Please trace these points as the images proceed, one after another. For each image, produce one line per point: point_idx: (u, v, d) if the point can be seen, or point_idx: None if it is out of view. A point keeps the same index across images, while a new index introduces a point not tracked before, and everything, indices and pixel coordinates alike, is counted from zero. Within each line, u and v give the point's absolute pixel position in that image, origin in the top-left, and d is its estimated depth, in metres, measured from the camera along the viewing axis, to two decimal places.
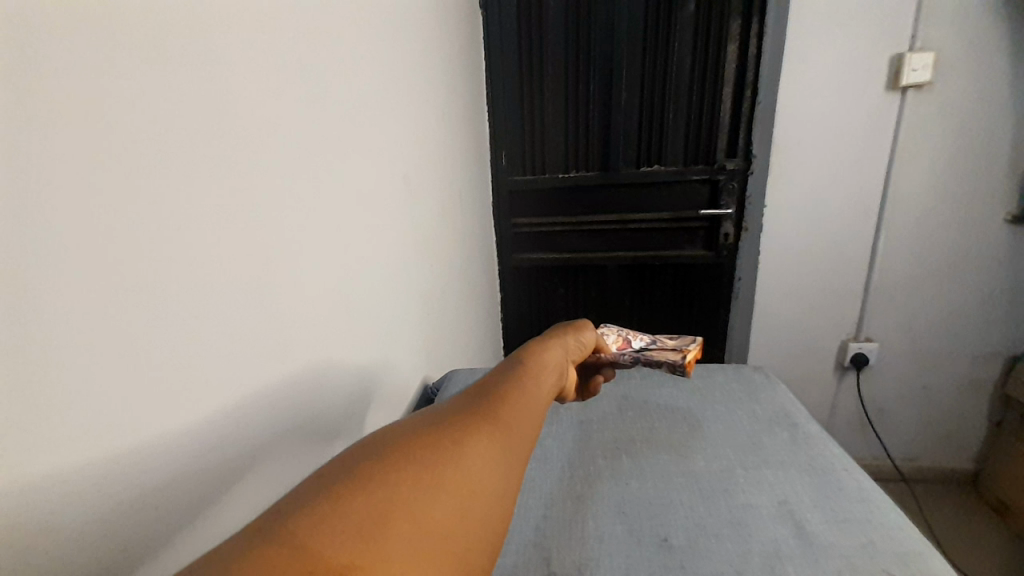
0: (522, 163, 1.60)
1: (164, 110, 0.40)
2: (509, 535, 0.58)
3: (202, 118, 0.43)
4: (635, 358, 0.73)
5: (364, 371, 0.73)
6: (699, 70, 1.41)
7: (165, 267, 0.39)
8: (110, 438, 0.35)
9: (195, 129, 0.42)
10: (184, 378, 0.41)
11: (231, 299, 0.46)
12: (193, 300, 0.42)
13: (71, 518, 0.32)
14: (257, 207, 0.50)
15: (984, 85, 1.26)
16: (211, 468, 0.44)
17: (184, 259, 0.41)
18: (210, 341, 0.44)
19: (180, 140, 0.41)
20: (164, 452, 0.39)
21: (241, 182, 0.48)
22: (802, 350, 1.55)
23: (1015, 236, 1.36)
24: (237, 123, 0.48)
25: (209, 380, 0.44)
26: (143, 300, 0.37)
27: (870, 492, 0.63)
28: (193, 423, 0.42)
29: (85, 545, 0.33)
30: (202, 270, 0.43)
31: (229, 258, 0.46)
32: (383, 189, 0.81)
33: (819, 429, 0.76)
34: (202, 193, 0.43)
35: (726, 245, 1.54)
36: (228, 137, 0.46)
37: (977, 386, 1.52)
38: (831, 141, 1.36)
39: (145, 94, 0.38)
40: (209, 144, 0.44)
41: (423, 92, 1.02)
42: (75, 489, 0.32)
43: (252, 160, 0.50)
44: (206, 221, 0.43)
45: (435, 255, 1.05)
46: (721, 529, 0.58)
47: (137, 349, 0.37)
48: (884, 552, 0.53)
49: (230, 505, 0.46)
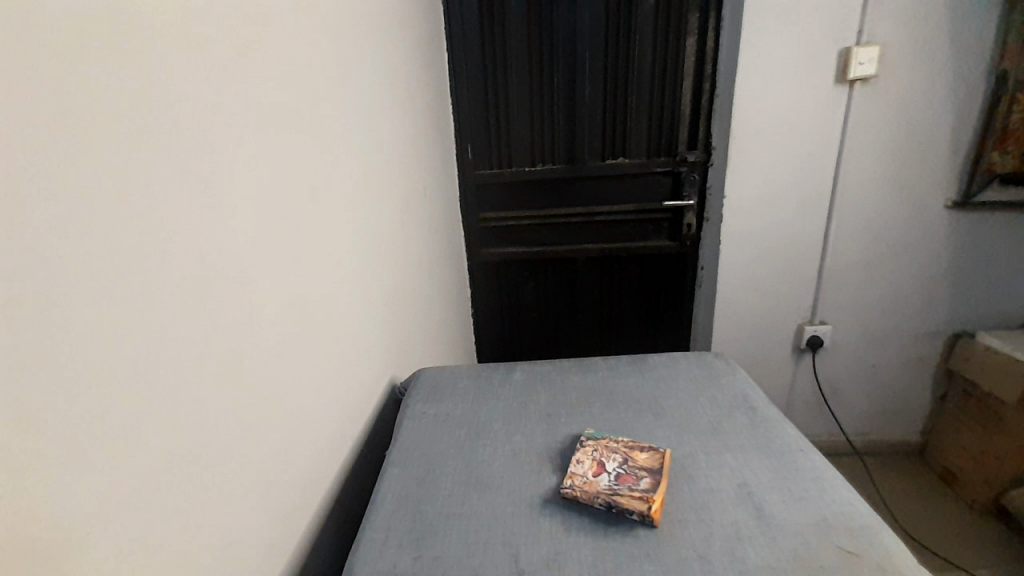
0: (488, 156, 1.58)
1: (118, 120, 0.35)
2: (480, 534, 0.58)
3: (160, 126, 0.39)
4: (611, 500, 0.60)
5: (332, 374, 0.71)
6: (661, 63, 1.44)
7: (121, 295, 0.35)
8: (101, 457, 0.34)
9: (149, 137, 0.38)
10: (147, 411, 0.37)
11: (192, 318, 0.42)
12: (151, 329, 0.38)
13: (71, 540, 0.31)
14: (221, 215, 0.46)
15: (925, 79, 1.32)
16: (199, 478, 0.43)
17: (144, 284, 0.37)
18: (173, 366, 0.40)
19: (137, 153, 0.37)
20: (129, 498, 0.36)
21: (203, 192, 0.44)
22: (764, 335, 1.61)
23: (954, 221, 1.44)
24: (197, 126, 0.43)
25: (171, 409, 0.40)
26: (131, 308, 0.36)
27: (823, 469, 0.66)
28: (155, 462, 0.38)
29: (90, 561, 0.33)
30: (161, 293, 0.39)
31: (187, 274, 0.42)
32: (343, 182, 0.77)
33: (775, 411, 0.79)
34: (172, 205, 0.40)
35: (689, 235, 1.62)
36: (186, 139, 0.42)
37: (922, 363, 1.61)
38: (788, 132, 1.39)
39: (97, 102, 0.34)
40: (167, 154, 0.40)
41: (384, 84, 0.98)
42: (72, 510, 0.31)
43: (215, 166, 0.46)
44: (178, 234, 0.41)
45: (399, 252, 1.02)
46: (684, 514, 0.59)
47: (132, 363, 0.36)
48: (835, 528, 0.56)
49: (204, 539, 0.44)
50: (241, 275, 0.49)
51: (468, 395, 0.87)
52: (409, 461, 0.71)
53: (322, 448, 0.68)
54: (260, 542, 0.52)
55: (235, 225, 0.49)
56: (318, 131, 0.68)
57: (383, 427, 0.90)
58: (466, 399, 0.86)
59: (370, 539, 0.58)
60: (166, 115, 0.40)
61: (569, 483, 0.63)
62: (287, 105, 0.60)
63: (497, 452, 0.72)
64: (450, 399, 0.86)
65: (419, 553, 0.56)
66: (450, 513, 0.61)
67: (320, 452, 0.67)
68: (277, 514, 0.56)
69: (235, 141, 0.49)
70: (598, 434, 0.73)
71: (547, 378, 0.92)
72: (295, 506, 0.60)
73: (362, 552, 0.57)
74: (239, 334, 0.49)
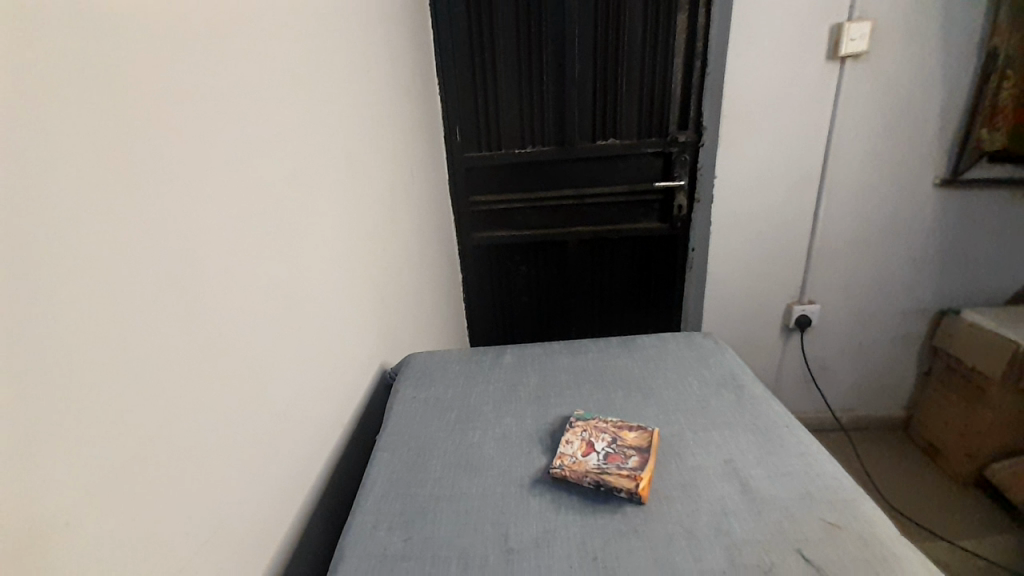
0: (477, 138, 1.55)
1: (77, 98, 0.33)
2: (472, 514, 0.59)
3: (125, 104, 0.37)
4: (600, 479, 0.61)
5: (321, 361, 0.70)
6: (651, 40, 1.41)
7: (92, 282, 0.34)
8: (91, 446, 0.34)
9: (114, 115, 0.36)
10: (127, 401, 0.36)
11: (172, 305, 0.41)
12: (127, 317, 0.37)
13: (65, 529, 0.32)
14: (199, 198, 0.45)
15: (916, 55, 1.31)
16: (191, 468, 0.43)
17: (117, 271, 0.36)
18: (153, 354, 0.39)
19: (100, 132, 0.35)
20: (120, 486, 0.36)
21: (177, 174, 0.42)
22: (754, 316, 1.62)
23: (943, 199, 1.45)
24: (166, 104, 0.41)
25: (152, 398, 0.39)
26: (112, 297, 0.35)
27: (809, 445, 0.67)
28: (139, 452, 0.37)
29: (85, 551, 0.33)
30: (136, 279, 0.38)
31: (163, 260, 0.40)
32: (329, 162, 0.74)
33: (762, 389, 0.80)
34: (151, 190, 0.39)
35: (680, 217, 1.60)
36: (155, 118, 0.40)
37: (908, 340, 1.64)
38: (779, 110, 1.38)
39: (55, 79, 0.32)
40: (135, 134, 0.38)
41: (367, 60, 0.94)
42: (66, 499, 0.32)
43: (189, 147, 0.44)
44: (158, 220, 0.40)
45: (387, 235, 1.00)
46: (672, 491, 0.60)
47: (119, 353, 0.36)
48: (820, 501, 0.57)
49: (194, 527, 0.43)
50: (222, 259, 0.48)
51: (459, 379, 0.87)
52: (399, 445, 0.71)
53: (314, 434, 0.68)
54: (252, 526, 0.53)
55: (214, 207, 0.47)
56: (301, 109, 0.66)
57: (374, 412, 0.90)
58: (456, 383, 0.86)
59: (360, 523, 0.58)
60: (130, 92, 0.38)
61: (559, 463, 0.64)
62: (265, 82, 0.57)
63: (487, 435, 0.73)
64: (440, 383, 0.86)
65: (409, 535, 0.57)
66: (440, 496, 0.62)
67: (310, 437, 0.67)
68: (268, 499, 0.56)
69: (211, 120, 0.47)
70: (587, 415, 0.74)
71: (538, 361, 0.92)
72: (284, 491, 0.60)
73: (353, 535, 0.57)
74: (225, 321, 0.48)
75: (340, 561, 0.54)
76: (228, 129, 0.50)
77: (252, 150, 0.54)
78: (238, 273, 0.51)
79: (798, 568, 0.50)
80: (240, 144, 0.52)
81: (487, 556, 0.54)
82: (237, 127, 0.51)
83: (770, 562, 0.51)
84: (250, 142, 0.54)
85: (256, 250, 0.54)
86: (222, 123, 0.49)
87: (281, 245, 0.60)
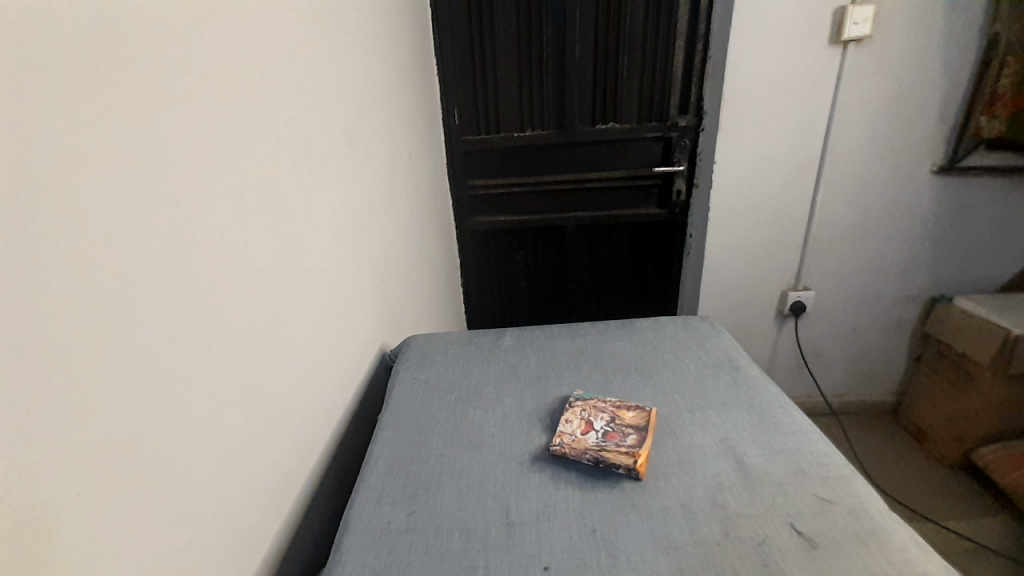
0: (477, 120, 1.54)
1: (73, 73, 0.33)
2: (472, 489, 0.60)
3: (125, 87, 0.37)
4: (599, 455, 0.62)
5: (321, 343, 0.70)
6: (653, 22, 1.39)
7: (94, 257, 0.34)
8: (109, 423, 0.35)
9: (110, 91, 0.36)
10: (134, 380, 0.37)
11: (170, 279, 0.41)
12: (131, 296, 0.37)
13: (82, 503, 0.33)
14: (196, 171, 0.45)
15: (919, 39, 1.30)
16: (198, 446, 0.44)
17: (121, 254, 0.36)
18: (151, 327, 0.39)
19: (92, 105, 0.34)
20: (134, 462, 0.37)
21: (175, 151, 0.42)
22: (749, 302, 1.63)
23: (940, 187, 1.46)
24: (162, 84, 0.41)
25: (158, 378, 0.40)
26: (123, 284, 0.36)
27: (802, 425, 0.68)
28: (146, 431, 0.38)
29: (98, 524, 0.34)
30: (139, 260, 0.38)
31: (161, 234, 0.40)
32: (323, 140, 0.72)
33: (756, 369, 0.81)
34: (156, 176, 0.40)
35: (679, 202, 1.61)
36: (148, 90, 0.39)
37: (901, 326, 1.66)
38: (779, 96, 1.37)
39: (44, 49, 0.31)
40: (129, 111, 0.37)
41: (360, 30, 0.90)
42: (83, 475, 0.33)
43: (185, 123, 0.43)
44: (164, 204, 0.41)
45: (384, 217, 0.99)
46: (669, 468, 0.62)
47: (129, 335, 0.37)
48: (813, 478, 0.59)
49: (200, 504, 0.45)
50: (221, 232, 0.48)
51: (459, 361, 0.88)
52: (400, 425, 0.72)
53: (315, 415, 0.68)
54: (256, 504, 0.54)
55: (214, 184, 0.47)
56: (296, 85, 0.64)
57: (374, 394, 0.91)
58: (457, 365, 0.87)
59: (364, 497, 0.60)
60: (123, 62, 0.37)
61: (559, 441, 0.65)
62: (261, 61, 0.56)
63: (487, 414, 0.74)
64: (440, 365, 0.86)
65: (413, 509, 0.58)
66: (442, 472, 0.63)
67: (312, 418, 0.67)
68: (271, 478, 0.57)
69: (208, 99, 0.46)
70: (586, 395, 0.75)
71: (537, 343, 0.93)
72: (287, 469, 0.61)
73: (357, 510, 0.58)
74: (227, 303, 0.49)
75: (345, 535, 0.55)
76: (226, 104, 0.49)
77: (250, 127, 0.53)
78: (237, 249, 0.51)
79: (790, 540, 0.52)
80: (235, 118, 0.51)
81: (489, 530, 0.55)
82: (234, 100, 0.51)
83: (764, 534, 0.52)
84: (246, 115, 0.53)
85: (257, 234, 0.54)
86: (219, 98, 0.48)
87: (279, 222, 0.59)
